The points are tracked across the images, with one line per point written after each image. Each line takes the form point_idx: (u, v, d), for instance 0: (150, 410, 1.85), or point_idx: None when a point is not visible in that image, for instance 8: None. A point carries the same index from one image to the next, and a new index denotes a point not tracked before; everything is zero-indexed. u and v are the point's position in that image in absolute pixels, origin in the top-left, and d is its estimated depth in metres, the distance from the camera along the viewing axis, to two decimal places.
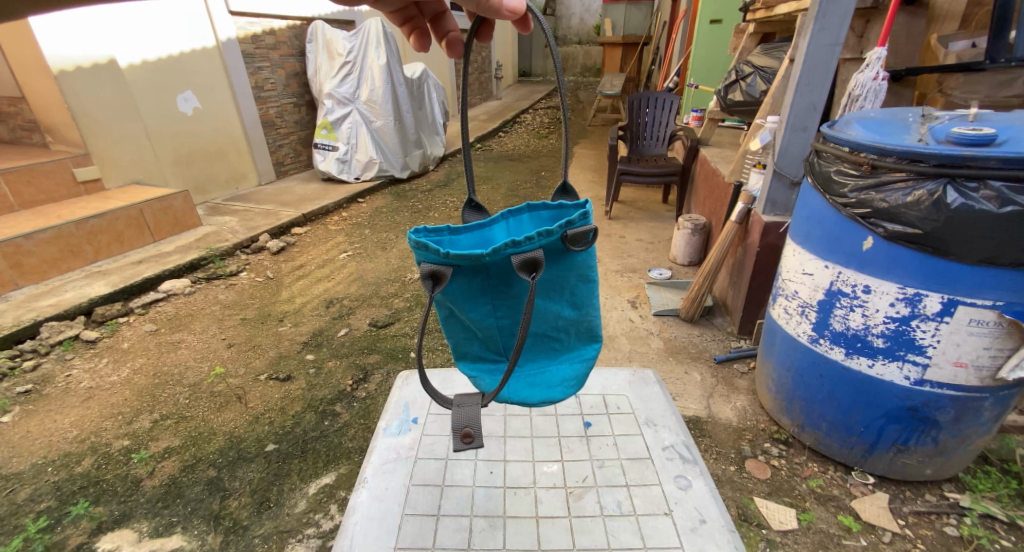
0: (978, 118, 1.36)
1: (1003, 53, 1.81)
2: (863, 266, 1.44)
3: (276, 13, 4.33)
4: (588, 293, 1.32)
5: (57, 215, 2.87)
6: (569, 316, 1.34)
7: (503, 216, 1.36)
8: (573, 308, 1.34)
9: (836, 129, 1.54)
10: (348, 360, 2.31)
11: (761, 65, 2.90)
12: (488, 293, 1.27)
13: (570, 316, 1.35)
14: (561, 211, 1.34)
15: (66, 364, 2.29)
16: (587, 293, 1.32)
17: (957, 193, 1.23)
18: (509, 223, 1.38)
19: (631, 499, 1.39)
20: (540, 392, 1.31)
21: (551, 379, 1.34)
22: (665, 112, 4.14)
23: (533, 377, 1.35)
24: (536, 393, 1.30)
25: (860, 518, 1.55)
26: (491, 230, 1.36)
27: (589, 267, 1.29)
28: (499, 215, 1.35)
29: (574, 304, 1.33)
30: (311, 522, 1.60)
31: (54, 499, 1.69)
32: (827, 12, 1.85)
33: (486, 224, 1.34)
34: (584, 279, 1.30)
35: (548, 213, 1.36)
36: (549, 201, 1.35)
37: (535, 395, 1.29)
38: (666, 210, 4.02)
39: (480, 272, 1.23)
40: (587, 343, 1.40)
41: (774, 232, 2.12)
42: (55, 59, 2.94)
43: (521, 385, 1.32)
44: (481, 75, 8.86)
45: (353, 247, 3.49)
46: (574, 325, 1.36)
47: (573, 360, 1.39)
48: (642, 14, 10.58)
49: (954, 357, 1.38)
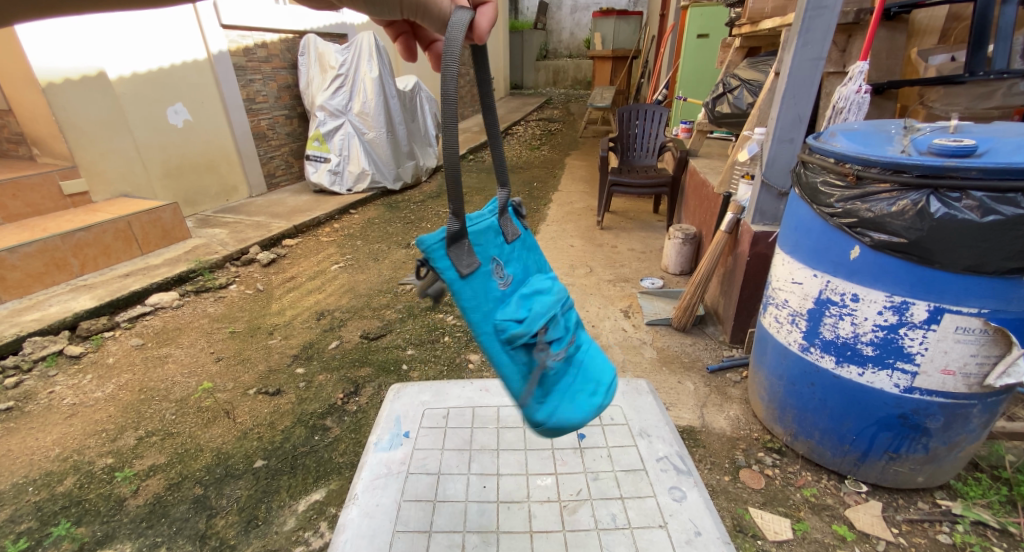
0: (959, 130, 1.39)
1: (983, 66, 1.86)
2: (851, 275, 1.46)
3: (268, 26, 4.35)
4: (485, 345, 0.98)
5: (42, 228, 2.84)
6: (517, 335, 0.96)
7: (473, 250, 0.94)
8: (507, 360, 0.99)
9: (822, 141, 1.56)
10: (339, 373, 2.29)
11: (747, 78, 2.94)
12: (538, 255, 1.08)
13: (528, 330, 0.96)
14: (435, 267, 0.93)
15: (49, 380, 2.25)
16: (493, 341, 0.98)
17: (940, 203, 1.25)
18: (481, 274, 0.96)
19: (625, 512, 1.38)
20: (592, 402, 1.07)
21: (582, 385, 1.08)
22: (655, 123, 4.19)
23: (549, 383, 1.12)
24: (592, 398, 1.08)
25: (855, 527, 1.55)
26: (488, 236, 0.98)
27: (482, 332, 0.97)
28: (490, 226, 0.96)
29: (515, 351, 0.98)
30: (300, 540, 1.57)
31: (36, 520, 1.65)
32: (810, 27, 1.89)
33: (482, 226, 0.97)
34: (487, 322, 0.97)
35: (455, 273, 0.93)
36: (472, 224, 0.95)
37: (597, 377, 1.10)
38: (657, 221, 4.05)
39: (523, 240, 1.05)
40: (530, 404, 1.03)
41: (763, 242, 2.14)
42: (44, 72, 2.93)
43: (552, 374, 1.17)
44: (473, 88, 8.95)
45: (344, 258, 3.48)
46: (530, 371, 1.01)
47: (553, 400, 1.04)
48: (631, 29, 10.79)
49: (941, 365, 1.39)
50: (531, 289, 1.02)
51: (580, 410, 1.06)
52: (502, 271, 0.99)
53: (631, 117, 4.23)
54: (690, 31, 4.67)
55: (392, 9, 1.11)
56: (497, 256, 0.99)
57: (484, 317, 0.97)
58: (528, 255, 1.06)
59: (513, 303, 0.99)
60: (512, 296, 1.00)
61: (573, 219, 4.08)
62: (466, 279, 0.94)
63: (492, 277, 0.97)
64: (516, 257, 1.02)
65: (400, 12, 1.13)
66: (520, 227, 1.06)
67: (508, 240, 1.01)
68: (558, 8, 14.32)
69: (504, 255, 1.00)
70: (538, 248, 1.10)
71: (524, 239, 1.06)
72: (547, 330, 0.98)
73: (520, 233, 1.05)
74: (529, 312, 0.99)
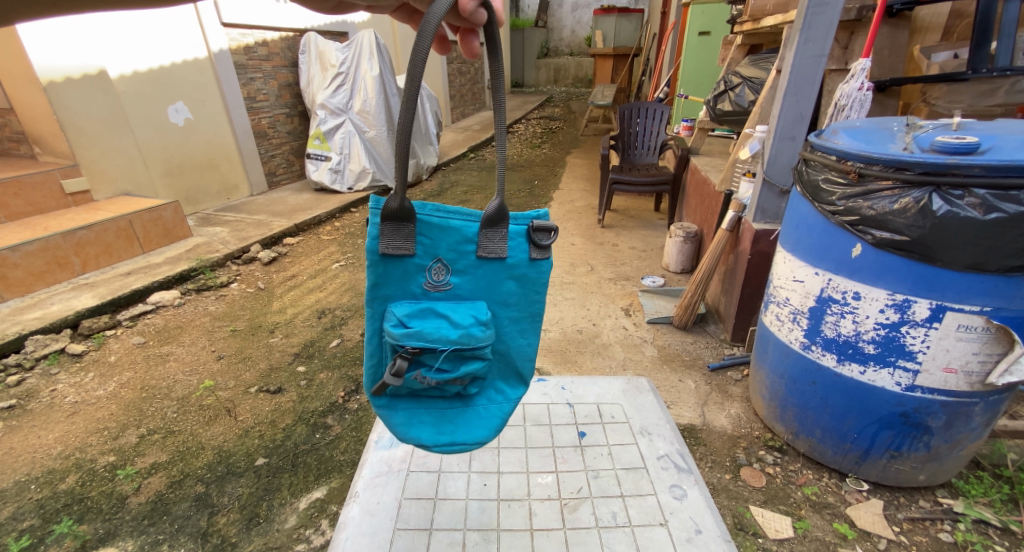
0: (962, 127, 1.39)
1: (985, 64, 1.85)
2: (853, 273, 1.46)
3: (269, 25, 4.35)
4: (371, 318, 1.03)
5: (44, 227, 2.84)
6: (387, 333, 0.99)
7: (409, 237, 0.97)
8: (376, 346, 1.03)
9: (824, 138, 1.56)
10: (340, 371, 2.29)
11: (749, 76, 2.93)
12: (509, 290, 1.04)
13: (400, 339, 0.98)
14: (367, 225, 0.97)
15: (51, 378, 2.25)
16: (377, 319, 1.02)
17: (942, 200, 1.25)
18: (403, 262, 0.99)
19: (626, 510, 1.38)
20: (423, 436, 1.11)
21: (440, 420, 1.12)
22: (656, 121, 4.18)
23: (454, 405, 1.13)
24: (428, 433, 1.11)
25: (856, 525, 1.55)
26: (449, 234, 1.00)
27: (369, 305, 1.01)
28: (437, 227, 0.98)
29: (385, 344, 1.02)
30: (301, 538, 1.57)
31: (38, 517, 1.66)
32: (813, 24, 1.89)
33: (451, 223, 0.99)
34: (383, 303, 1.01)
35: (375, 245, 0.96)
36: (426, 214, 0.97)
37: (460, 432, 1.12)
38: (658, 219, 4.05)
39: (502, 265, 1.03)
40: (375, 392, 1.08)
41: (764, 240, 2.13)
42: (45, 70, 2.93)
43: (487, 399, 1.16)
44: (474, 86, 8.94)
45: (345, 257, 3.48)
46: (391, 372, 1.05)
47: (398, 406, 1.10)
48: (633, 26, 10.77)
49: (943, 363, 1.39)
50: (455, 311, 1.02)
51: (408, 432, 1.11)
52: (441, 274, 1.01)
53: (633, 114, 4.22)
54: (691, 29, 4.66)
55: None
56: (444, 257, 1.01)
57: (381, 297, 1.01)
58: (490, 283, 1.04)
59: (417, 307, 1.01)
60: (425, 301, 1.02)
61: (573, 218, 4.07)
62: (385, 256, 0.97)
63: (422, 271, 1.01)
64: (471, 273, 1.03)
65: None
66: (516, 255, 1.02)
67: (473, 253, 1.01)
68: (559, 6, 14.29)
69: (456, 263, 1.01)
70: (525, 284, 1.04)
71: (503, 267, 1.03)
72: (415, 352, 0.99)
73: (506, 257, 1.02)
74: (415, 326, 0.99)
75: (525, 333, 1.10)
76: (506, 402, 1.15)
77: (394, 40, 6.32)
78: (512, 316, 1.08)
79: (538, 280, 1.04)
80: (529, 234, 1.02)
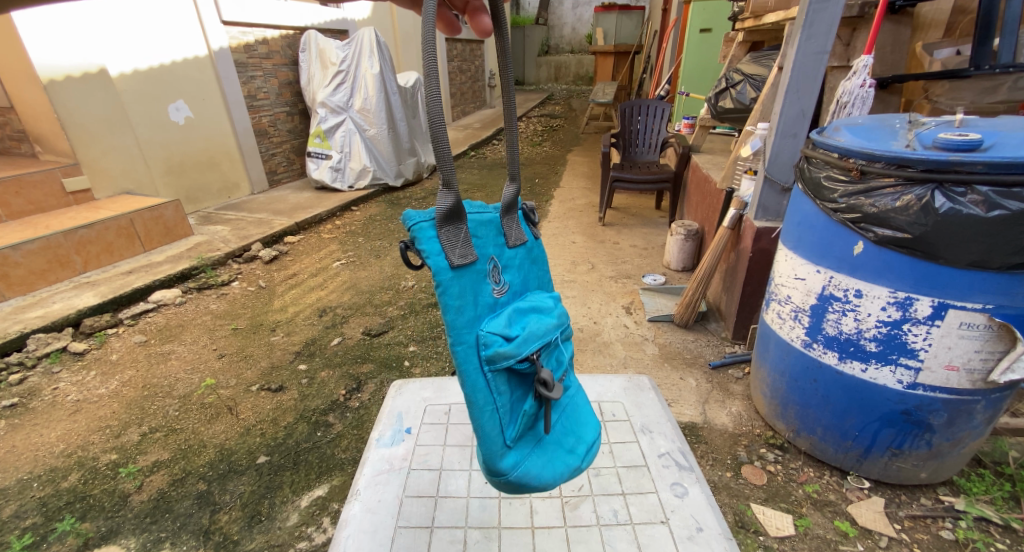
0: (964, 124, 1.38)
1: (987, 60, 1.85)
2: (854, 270, 1.45)
3: (269, 23, 4.34)
4: (466, 359, 0.90)
5: (45, 225, 2.84)
6: (502, 353, 0.91)
7: (468, 240, 0.90)
8: (486, 387, 0.92)
9: (825, 135, 1.56)
10: (342, 370, 2.29)
11: (750, 73, 2.92)
12: (536, 272, 1.08)
13: (516, 350, 0.92)
14: (421, 249, 0.87)
15: (53, 377, 2.26)
16: (476, 353, 0.91)
17: (945, 197, 1.24)
18: (473, 270, 0.92)
19: (627, 508, 1.38)
20: (569, 461, 1.08)
21: (563, 438, 1.11)
22: (657, 119, 4.17)
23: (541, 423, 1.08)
24: (569, 457, 1.09)
25: (857, 523, 1.55)
26: (489, 230, 0.97)
27: (460, 343, 0.90)
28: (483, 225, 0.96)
29: (496, 374, 0.92)
30: (304, 535, 1.57)
31: (41, 515, 1.66)
32: (814, 21, 1.88)
33: (485, 217, 0.97)
34: (474, 330, 0.91)
35: (446, 261, 0.87)
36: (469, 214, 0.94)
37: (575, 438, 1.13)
38: (659, 217, 4.04)
39: (526, 249, 1.06)
40: (506, 451, 0.96)
41: (766, 238, 2.13)
42: (45, 69, 2.93)
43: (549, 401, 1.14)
44: (474, 84, 8.93)
45: (346, 255, 3.48)
46: (512, 407, 0.96)
47: (525, 450, 1.01)
48: (633, 23, 10.74)
49: (945, 361, 1.38)
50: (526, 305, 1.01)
51: (553, 469, 1.04)
52: (497, 276, 0.97)
53: (634, 112, 4.21)
54: (693, 25, 4.64)
55: None
56: (495, 256, 0.97)
57: (471, 324, 0.91)
58: (527, 270, 1.06)
59: (504, 316, 0.96)
60: (504, 308, 0.97)
61: (574, 215, 4.07)
62: (458, 269, 0.89)
63: (487, 277, 0.95)
64: (514, 265, 1.02)
65: None
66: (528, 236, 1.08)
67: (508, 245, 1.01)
68: (560, 3, 14.26)
69: (503, 260, 0.99)
70: (540, 261, 1.10)
71: (528, 250, 1.06)
72: (539, 354, 0.95)
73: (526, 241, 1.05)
74: (520, 331, 0.95)
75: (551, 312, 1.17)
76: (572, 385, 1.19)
77: (394, 38, 6.31)
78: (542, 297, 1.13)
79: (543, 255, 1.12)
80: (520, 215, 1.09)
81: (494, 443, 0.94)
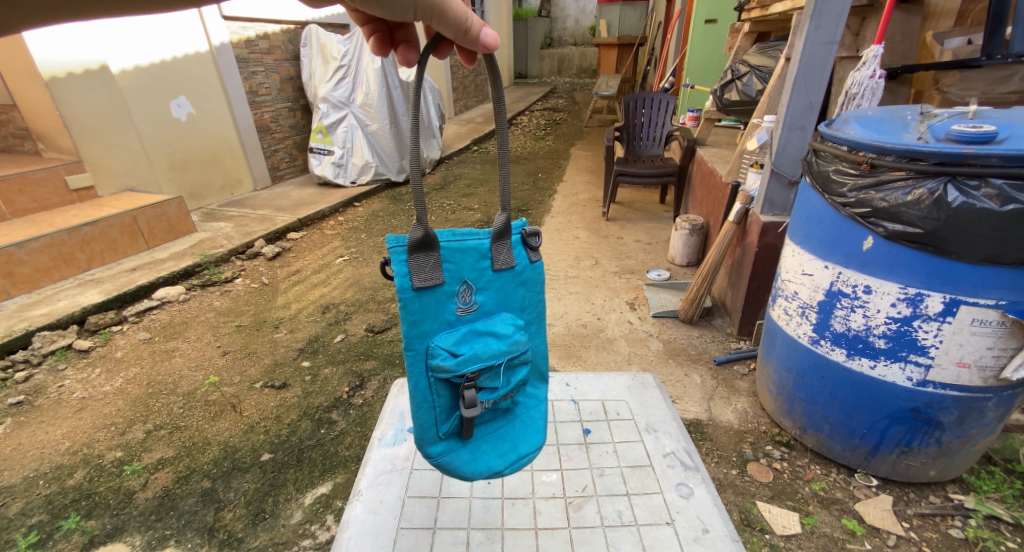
0: (978, 116, 1.35)
1: (1000, 49, 1.82)
2: (865, 266, 1.42)
3: (270, 17, 4.31)
4: (413, 363, 1.07)
5: (49, 223, 2.84)
6: (441, 367, 1.06)
7: (437, 265, 1.04)
8: (426, 387, 1.08)
9: (835, 129, 1.52)
10: (345, 367, 2.28)
11: (756, 65, 2.89)
12: (523, 295, 1.14)
13: (457, 367, 1.06)
14: (393, 268, 1.03)
15: (58, 374, 2.26)
16: (423, 360, 1.07)
17: (958, 191, 1.21)
18: (436, 292, 1.05)
19: (631, 509, 1.36)
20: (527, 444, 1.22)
21: (527, 422, 1.24)
22: (661, 111, 4.13)
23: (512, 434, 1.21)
24: (496, 460, 1.19)
25: (864, 521, 1.53)
26: (468, 255, 1.08)
27: (412, 349, 1.06)
28: (452, 257, 1.06)
29: (436, 382, 1.08)
30: (307, 533, 1.57)
31: (46, 513, 1.66)
32: (823, 10, 1.83)
33: (467, 244, 1.08)
34: (425, 340, 1.07)
35: (409, 281, 1.02)
36: (452, 243, 1.06)
37: (521, 445, 1.22)
38: (664, 211, 4.00)
39: (512, 274, 1.13)
40: (436, 439, 1.12)
41: (772, 232, 2.10)
42: (46, 66, 2.92)
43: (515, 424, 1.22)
44: (477, 78, 8.89)
45: (349, 251, 3.46)
46: (447, 414, 1.10)
47: (456, 444, 1.15)
48: (637, 15, 10.62)
49: (957, 357, 1.36)
50: (507, 323, 1.14)
51: (477, 466, 1.17)
52: (470, 296, 1.09)
53: (638, 105, 4.17)
54: (698, 16, 4.58)
55: (406, 9, 1.08)
56: (469, 280, 1.09)
57: (422, 335, 1.06)
58: (507, 293, 1.13)
59: (459, 334, 1.09)
60: (462, 326, 1.10)
61: (578, 210, 4.03)
62: (420, 291, 1.03)
63: (453, 297, 1.08)
64: (492, 287, 1.12)
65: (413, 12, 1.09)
66: (521, 260, 1.13)
67: (490, 268, 1.10)
68: None
69: (478, 282, 1.10)
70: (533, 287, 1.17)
71: (514, 275, 1.13)
72: (474, 376, 1.08)
73: (516, 265, 1.13)
74: (466, 351, 1.08)
75: (538, 332, 1.22)
76: (541, 403, 1.27)
77: None
78: (531, 323, 1.20)
79: (539, 279, 1.17)
80: (529, 239, 1.13)
81: (427, 432, 1.11)
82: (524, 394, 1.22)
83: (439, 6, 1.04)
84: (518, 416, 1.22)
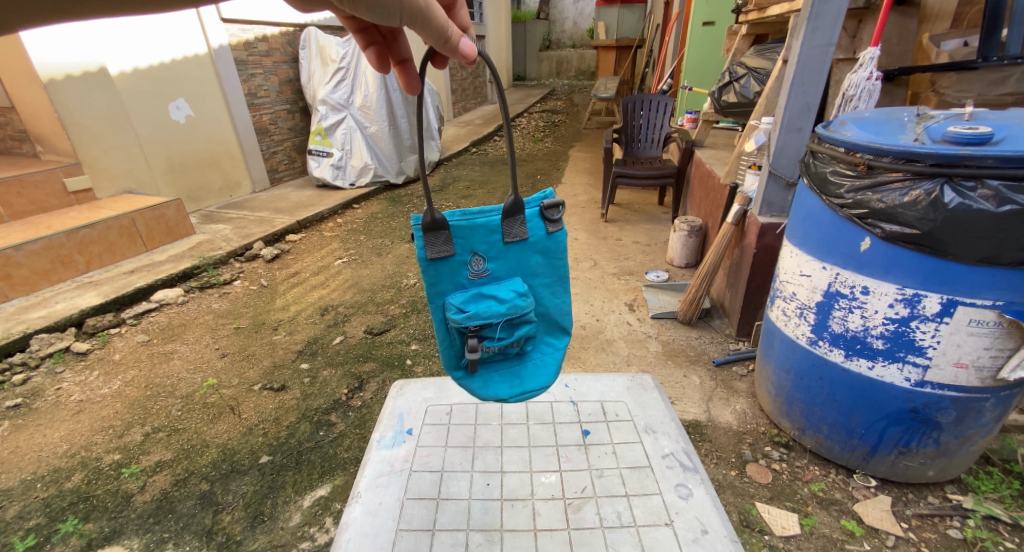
0: (974, 117, 1.35)
1: (996, 52, 1.83)
2: (862, 267, 1.43)
3: (269, 20, 4.32)
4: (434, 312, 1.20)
5: (47, 225, 2.84)
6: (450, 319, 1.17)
7: (450, 240, 1.14)
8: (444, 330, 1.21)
9: (831, 129, 1.53)
10: (344, 368, 2.28)
11: (754, 67, 2.90)
12: (538, 262, 1.22)
13: (462, 320, 1.16)
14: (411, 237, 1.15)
15: (56, 377, 2.25)
16: (439, 312, 1.19)
17: (954, 192, 1.22)
18: (449, 262, 1.16)
19: (631, 510, 1.36)
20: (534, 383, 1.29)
21: (539, 364, 1.31)
22: (660, 113, 4.14)
23: (521, 372, 1.30)
24: (503, 389, 1.28)
25: (863, 522, 1.53)
26: (478, 231, 1.17)
27: (430, 303, 1.19)
28: (466, 229, 1.15)
29: (450, 329, 1.20)
30: (306, 536, 1.57)
31: (44, 516, 1.66)
32: (819, 12, 1.85)
33: (476, 222, 1.16)
34: (441, 297, 1.18)
35: (424, 253, 1.12)
36: (469, 216, 1.15)
37: (528, 382, 1.30)
38: (662, 213, 4.01)
39: (527, 245, 1.20)
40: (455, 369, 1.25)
41: (770, 233, 2.10)
42: (44, 68, 2.92)
43: (523, 367, 1.30)
44: (476, 80, 8.90)
45: (348, 253, 3.46)
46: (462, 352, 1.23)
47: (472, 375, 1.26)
48: (636, 18, 10.65)
49: (954, 358, 1.36)
50: (512, 285, 1.20)
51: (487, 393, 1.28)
52: (481, 264, 1.19)
53: (636, 107, 4.18)
54: (696, 19, 4.59)
55: (391, 15, 1.06)
56: (480, 251, 1.18)
57: (439, 292, 1.18)
58: (521, 261, 1.21)
59: (469, 294, 1.18)
60: (473, 288, 1.19)
61: (577, 212, 4.04)
62: (434, 260, 1.14)
63: (465, 265, 1.18)
64: (504, 256, 1.20)
65: (398, 17, 1.08)
66: (537, 232, 1.20)
67: (500, 242, 1.18)
68: None
69: (489, 253, 1.18)
70: (549, 251, 1.22)
71: (528, 246, 1.20)
72: (477, 329, 1.17)
73: (529, 237, 1.20)
74: (472, 309, 1.17)
75: (558, 293, 1.27)
76: (556, 351, 1.32)
77: None
78: (546, 284, 1.26)
79: (558, 248, 1.22)
80: (546, 211, 1.19)
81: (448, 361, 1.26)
82: (536, 340, 1.30)
83: (423, 14, 1.05)
84: (529, 360, 1.30)
